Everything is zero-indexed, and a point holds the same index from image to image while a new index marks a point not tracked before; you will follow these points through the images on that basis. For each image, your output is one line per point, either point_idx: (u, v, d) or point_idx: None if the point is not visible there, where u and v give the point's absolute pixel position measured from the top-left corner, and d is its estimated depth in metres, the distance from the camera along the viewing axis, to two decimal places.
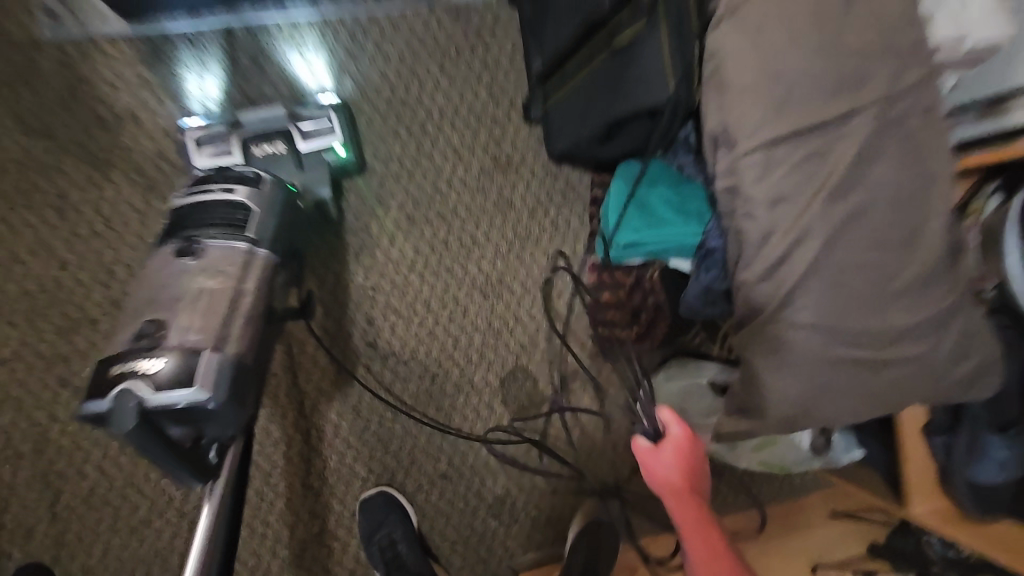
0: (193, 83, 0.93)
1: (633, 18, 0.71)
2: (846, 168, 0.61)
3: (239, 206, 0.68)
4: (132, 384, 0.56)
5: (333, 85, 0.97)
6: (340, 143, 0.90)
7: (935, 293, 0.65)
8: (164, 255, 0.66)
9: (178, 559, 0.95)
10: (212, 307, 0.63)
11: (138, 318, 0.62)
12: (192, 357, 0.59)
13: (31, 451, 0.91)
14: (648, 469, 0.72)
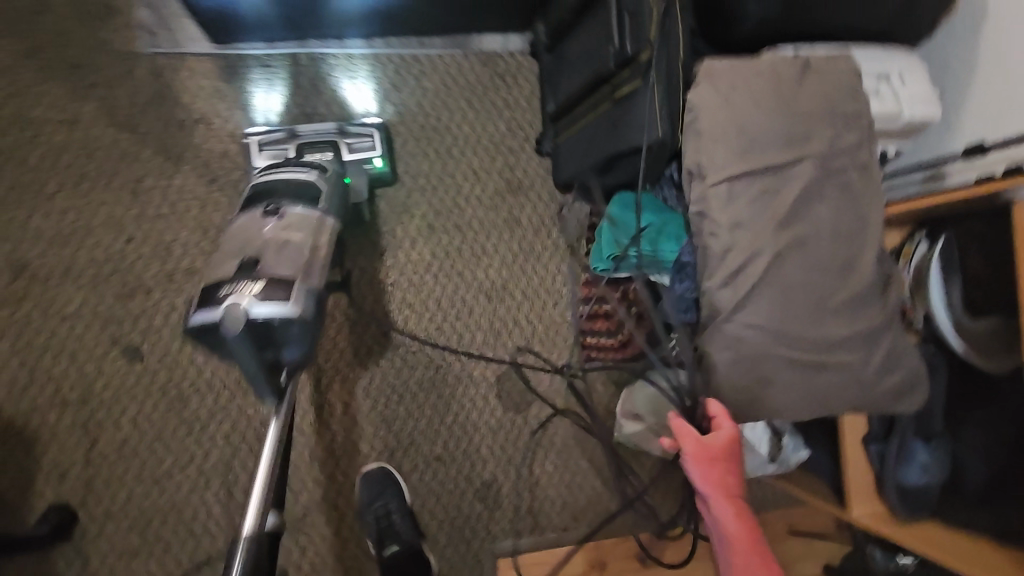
0: (260, 98, 1.10)
1: (632, 76, 0.86)
2: (791, 203, 0.76)
3: (312, 183, 0.84)
4: (237, 297, 0.67)
5: (377, 109, 1.14)
6: (378, 157, 1.07)
7: (864, 313, 0.78)
8: (250, 216, 0.78)
9: (191, 514, 1.02)
10: (297, 253, 0.73)
11: (231, 259, 0.73)
12: (283, 286, 0.70)
13: (75, 401, 1.01)
14: (700, 475, 0.71)
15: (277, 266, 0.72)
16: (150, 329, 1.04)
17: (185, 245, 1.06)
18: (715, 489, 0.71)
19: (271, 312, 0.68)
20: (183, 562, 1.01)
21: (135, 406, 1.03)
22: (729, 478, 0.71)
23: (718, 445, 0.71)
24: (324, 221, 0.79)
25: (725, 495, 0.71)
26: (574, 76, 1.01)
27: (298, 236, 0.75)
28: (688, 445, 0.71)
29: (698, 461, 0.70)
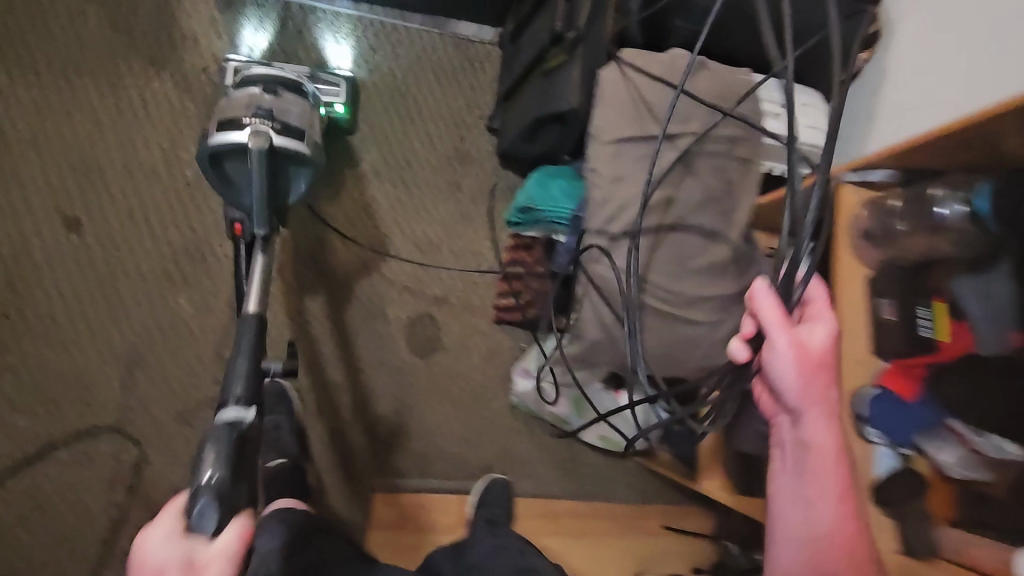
0: (247, 33, 1.22)
1: (560, 53, 1.01)
2: (667, 169, 0.89)
3: (295, 86, 1.03)
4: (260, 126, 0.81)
5: (351, 65, 1.27)
6: (340, 103, 1.19)
7: (722, 280, 0.91)
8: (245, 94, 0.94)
9: (90, 384, 1.07)
10: (299, 112, 0.91)
11: (236, 110, 0.86)
12: (293, 130, 0.86)
13: (8, 257, 1.08)
14: (807, 380, 0.61)
15: (288, 116, 0.88)
16: (97, 208, 1.12)
17: (148, 141, 1.15)
18: (813, 395, 0.63)
19: (287, 142, 0.84)
20: (69, 426, 1.06)
21: (63, 276, 1.09)
22: (828, 378, 0.63)
23: (818, 340, 0.61)
24: (310, 106, 0.95)
25: (821, 399, 0.63)
26: (525, 59, 1.13)
27: (301, 106, 0.93)
28: (792, 344, 0.58)
29: (799, 362, 0.60)
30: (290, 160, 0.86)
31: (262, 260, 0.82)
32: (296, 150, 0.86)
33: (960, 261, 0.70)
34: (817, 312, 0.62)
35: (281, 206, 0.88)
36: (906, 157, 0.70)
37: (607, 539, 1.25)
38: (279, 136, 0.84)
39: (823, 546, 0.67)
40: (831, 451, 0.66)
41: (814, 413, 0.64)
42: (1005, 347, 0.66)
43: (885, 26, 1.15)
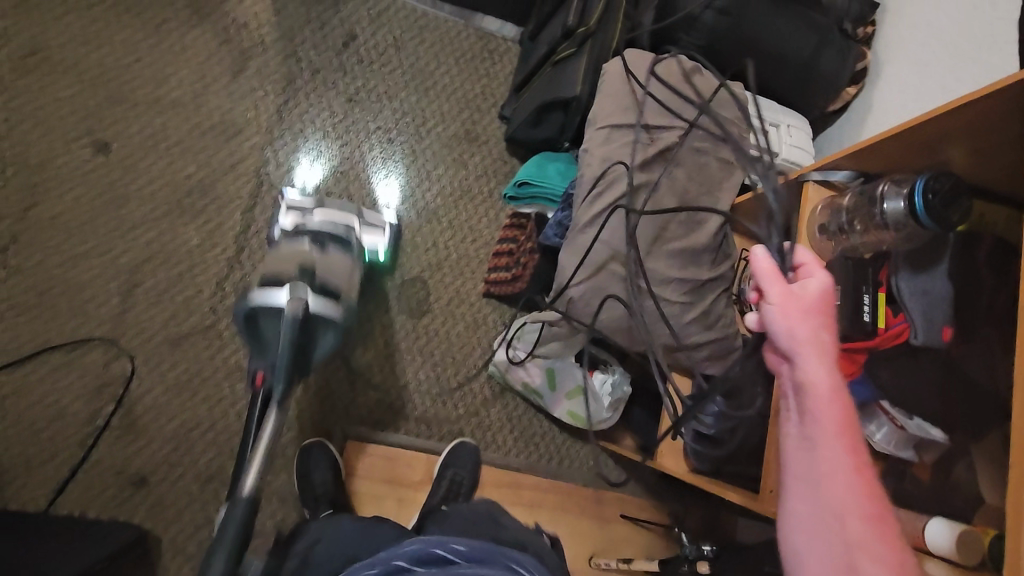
0: (301, 171, 1.25)
1: (570, 47, 1.12)
2: (655, 154, 0.96)
3: (344, 234, 1.02)
4: (297, 289, 0.78)
5: (397, 205, 1.31)
6: (381, 247, 1.23)
7: (693, 267, 0.98)
8: (297, 243, 0.92)
9: (89, 296, 1.11)
10: (338, 270, 0.88)
11: (287, 262, 0.85)
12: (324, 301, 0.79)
13: (32, 165, 1.12)
14: (800, 326, 0.66)
15: (329, 276, 0.84)
16: (123, 133, 1.17)
17: (181, 80, 1.22)
18: (805, 333, 0.65)
19: (323, 305, 0.78)
20: (64, 334, 1.08)
21: (81, 192, 1.13)
22: (828, 329, 0.67)
23: (809, 292, 0.67)
24: (354, 265, 0.92)
25: (819, 341, 0.66)
26: (539, 51, 1.23)
27: (343, 265, 0.90)
28: (779, 289, 0.66)
29: (787, 303, 0.66)
30: (322, 324, 0.79)
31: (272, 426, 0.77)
32: (329, 314, 0.79)
33: (902, 257, 0.78)
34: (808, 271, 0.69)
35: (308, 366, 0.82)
36: (863, 160, 0.79)
37: (552, 525, 1.26)
38: (319, 299, 0.79)
39: (828, 493, 0.63)
40: (833, 396, 0.65)
41: (809, 353, 0.65)
42: (935, 341, 0.74)
43: (872, 64, 1.28)
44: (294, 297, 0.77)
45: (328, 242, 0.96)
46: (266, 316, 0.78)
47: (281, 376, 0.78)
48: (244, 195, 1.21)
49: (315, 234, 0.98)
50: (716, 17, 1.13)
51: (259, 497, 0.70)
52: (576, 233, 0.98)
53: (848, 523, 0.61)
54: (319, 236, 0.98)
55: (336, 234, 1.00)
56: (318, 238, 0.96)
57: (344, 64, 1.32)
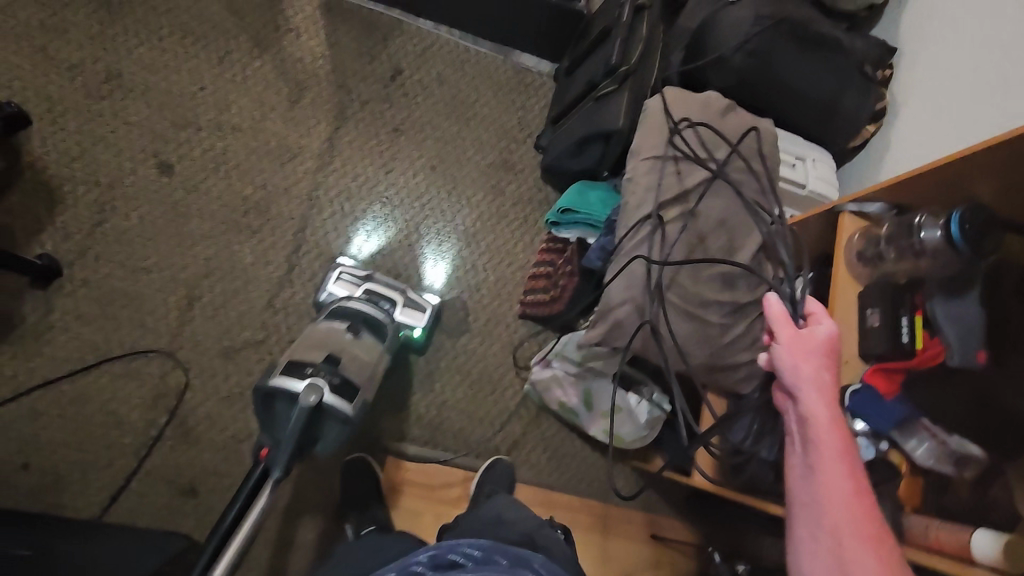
0: (359, 240, 1.30)
1: (612, 82, 1.19)
2: (695, 185, 1.03)
3: (376, 321, 1.06)
4: (319, 382, 0.81)
5: (441, 287, 1.34)
6: (418, 328, 1.21)
7: (734, 291, 1.02)
8: (333, 326, 0.99)
9: (151, 309, 1.17)
10: (366, 365, 0.93)
11: (317, 349, 0.90)
12: (338, 394, 0.83)
13: (103, 185, 1.20)
14: (800, 362, 0.73)
15: (352, 370, 0.89)
16: (186, 156, 1.25)
17: (240, 109, 1.29)
18: (807, 371, 0.73)
19: (338, 401, 0.82)
20: (127, 345, 1.15)
21: (146, 211, 1.21)
22: (829, 369, 0.73)
23: (814, 336, 0.75)
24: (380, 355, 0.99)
25: (820, 380, 0.72)
26: (577, 87, 1.30)
27: (368, 358, 0.95)
28: (785, 331, 0.75)
29: (791, 343, 0.74)
30: (332, 418, 0.82)
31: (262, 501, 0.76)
32: (342, 409, 0.82)
33: (935, 284, 0.83)
34: (818, 320, 0.77)
35: (310, 452, 0.83)
36: (898, 192, 0.86)
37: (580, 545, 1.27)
38: (335, 393, 0.83)
39: (823, 512, 0.67)
40: (832, 428, 0.70)
41: (810, 386, 0.72)
42: (971, 363, 0.77)
43: (890, 106, 1.35)
44: (312, 389, 0.80)
45: (363, 330, 1.01)
46: (283, 398, 0.82)
47: (281, 459, 0.77)
48: (296, 216, 1.27)
49: (353, 318, 1.03)
50: (745, 58, 1.20)
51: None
52: (625, 255, 1.02)
53: (840, 538, 0.65)
54: (355, 323, 1.01)
55: (371, 322, 1.05)
56: (355, 323, 1.02)
57: (391, 95, 1.39)
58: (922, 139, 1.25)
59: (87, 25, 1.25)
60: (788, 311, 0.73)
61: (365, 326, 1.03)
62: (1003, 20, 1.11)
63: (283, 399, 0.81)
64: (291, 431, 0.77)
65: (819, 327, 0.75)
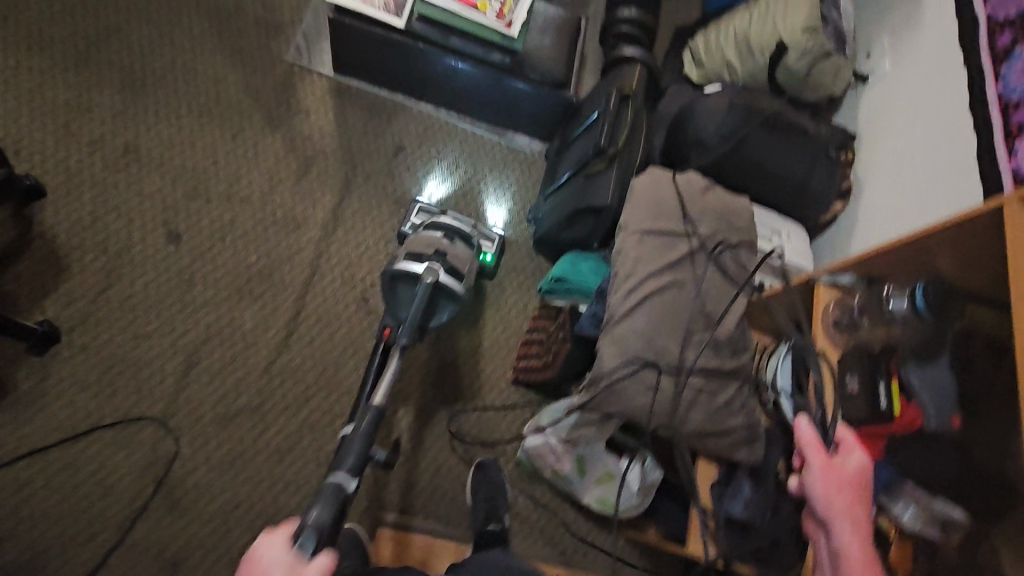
0: (431, 185, 1.50)
1: (599, 164, 1.29)
2: (679, 259, 1.10)
3: (464, 233, 1.24)
4: (434, 266, 1.07)
5: (503, 228, 1.52)
6: (491, 250, 1.36)
7: (717, 358, 1.08)
8: (433, 232, 1.19)
9: (148, 374, 1.18)
10: (465, 258, 1.15)
11: (425, 246, 1.13)
12: (449, 275, 1.10)
13: (111, 253, 1.23)
14: (831, 494, 0.79)
15: (457, 261, 1.13)
16: (194, 225, 1.30)
17: (250, 181, 1.37)
18: (839, 504, 0.78)
19: (450, 281, 1.08)
20: (122, 410, 1.15)
21: (151, 277, 1.24)
22: (859, 503, 0.79)
23: (845, 467, 0.80)
24: (473, 256, 1.18)
25: (850, 514, 0.78)
26: (567, 167, 1.40)
27: (466, 254, 1.16)
28: (817, 460, 0.80)
29: (824, 472, 0.80)
30: (447, 294, 1.09)
31: (397, 361, 1.03)
32: (454, 288, 1.09)
33: (908, 351, 0.89)
34: (848, 448, 0.82)
35: (426, 330, 1.11)
36: (866, 266, 0.92)
37: None
38: (446, 276, 1.09)
39: None
40: (864, 566, 0.75)
41: (842, 522, 0.77)
42: (948, 427, 0.82)
43: (855, 186, 1.47)
44: (429, 272, 1.06)
45: (456, 240, 1.19)
46: (405, 281, 1.08)
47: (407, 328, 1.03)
48: (298, 283, 1.32)
49: (449, 231, 1.21)
50: (722, 143, 1.33)
51: (382, 414, 0.94)
52: (617, 324, 1.06)
53: None
54: (449, 231, 1.21)
55: (461, 234, 1.23)
56: (449, 234, 1.20)
57: (394, 171, 1.48)
58: (887, 218, 1.35)
59: (110, 105, 1.34)
60: (820, 446, 0.79)
61: (457, 234, 1.22)
62: (949, 117, 1.25)
63: (405, 280, 1.07)
64: (416, 309, 1.05)
65: (851, 459, 0.81)
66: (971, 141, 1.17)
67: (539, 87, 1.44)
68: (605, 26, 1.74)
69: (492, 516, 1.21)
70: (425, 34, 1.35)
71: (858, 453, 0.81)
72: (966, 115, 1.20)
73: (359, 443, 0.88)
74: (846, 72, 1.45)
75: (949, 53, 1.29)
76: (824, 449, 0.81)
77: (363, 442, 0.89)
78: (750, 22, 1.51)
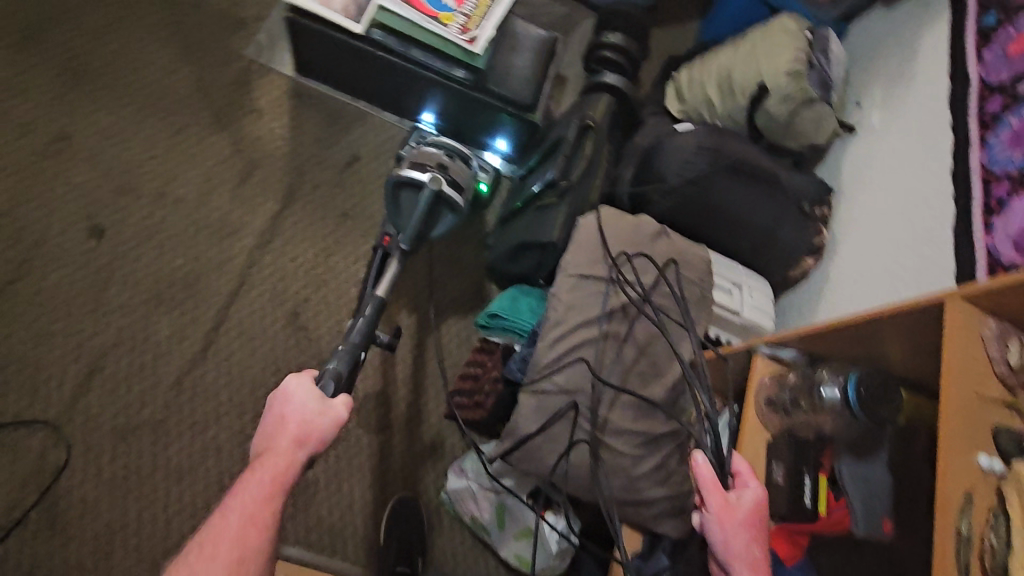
0: (428, 119, 1.48)
1: (552, 197, 1.22)
2: (617, 308, 1.02)
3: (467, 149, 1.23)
4: (438, 178, 1.08)
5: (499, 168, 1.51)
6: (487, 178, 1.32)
7: (648, 421, 0.99)
8: (436, 144, 1.20)
9: (46, 376, 1.11)
10: (465, 171, 1.16)
11: (430, 155, 1.14)
12: (451, 186, 1.10)
13: (27, 244, 1.18)
14: (728, 534, 0.75)
15: (459, 175, 1.14)
16: (122, 222, 1.24)
17: (189, 180, 1.30)
18: (737, 547, 0.74)
19: (451, 193, 1.09)
20: (13, 412, 1.08)
21: (66, 273, 1.18)
22: (757, 536, 0.76)
23: (742, 502, 0.76)
24: (473, 176, 1.18)
25: (749, 554, 0.75)
26: (525, 192, 1.31)
27: (468, 169, 1.17)
28: (716, 503, 0.75)
29: (722, 513, 0.75)
30: (447, 205, 1.10)
31: (396, 265, 1.05)
32: (454, 201, 1.10)
33: (843, 443, 0.80)
34: (744, 480, 0.78)
35: (427, 239, 1.11)
36: (809, 343, 0.83)
37: None
38: (448, 187, 1.10)
39: None
40: None
41: (741, 566, 0.74)
42: (876, 532, 0.74)
43: (829, 243, 1.39)
44: (431, 181, 1.07)
45: (457, 155, 1.18)
46: (408, 190, 1.09)
47: (410, 232, 1.06)
48: (224, 292, 1.25)
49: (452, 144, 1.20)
50: (686, 183, 1.25)
51: (386, 304, 0.99)
52: (541, 374, 0.98)
53: None
54: (453, 145, 1.20)
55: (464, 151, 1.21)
56: (452, 148, 1.19)
57: (346, 180, 1.41)
58: (859, 282, 1.27)
59: (50, 89, 1.28)
60: (718, 486, 0.74)
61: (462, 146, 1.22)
62: (929, 181, 1.18)
63: (406, 187, 1.10)
64: (417, 218, 1.06)
65: (745, 489, 0.77)
66: (948, 214, 1.12)
67: (505, 108, 1.36)
68: (588, 50, 1.66)
69: (404, 557, 1.15)
70: (381, 40, 1.28)
71: (753, 485, 0.78)
72: (948, 181, 1.14)
73: (365, 324, 0.94)
74: (829, 124, 1.38)
75: (936, 115, 1.22)
76: (721, 489, 0.76)
77: (366, 327, 0.94)
78: (735, 60, 1.43)
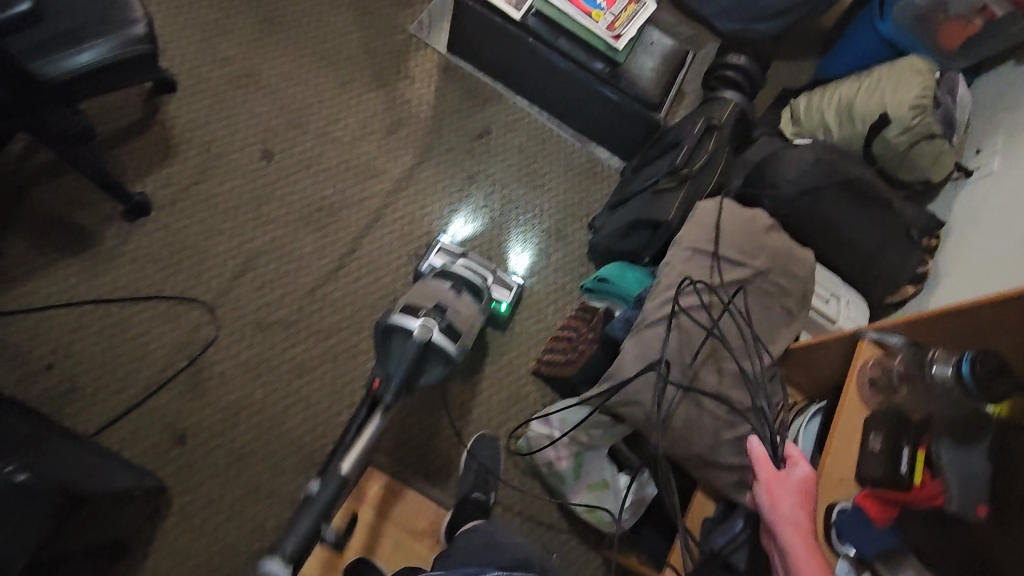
0: (458, 224, 1.47)
1: (671, 182, 1.32)
2: (726, 284, 1.10)
3: (474, 287, 1.19)
4: (429, 325, 0.98)
5: (524, 276, 1.47)
6: (505, 301, 1.37)
7: (740, 391, 1.06)
8: (439, 286, 1.14)
9: (209, 264, 1.29)
10: (461, 316, 1.09)
11: (427, 301, 1.08)
12: (445, 334, 1.02)
13: (211, 154, 1.37)
14: (775, 495, 0.81)
15: (456, 319, 1.08)
16: (287, 150, 1.42)
17: (346, 126, 1.48)
18: (784, 508, 0.80)
19: (444, 341, 1.01)
20: (179, 288, 1.26)
21: (238, 183, 1.36)
22: (806, 509, 0.80)
23: (791, 475, 0.83)
24: (478, 316, 1.13)
25: (797, 517, 0.79)
26: (640, 182, 1.41)
27: (468, 313, 1.11)
28: (764, 470, 0.84)
29: (769, 481, 0.83)
30: (439, 353, 1.00)
31: (375, 424, 0.89)
32: (447, 348, 1.01)
33: (944, 427, 0.85)
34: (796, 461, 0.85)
35: (411, 388, 0.99)
36: (918, 330, 0.89)
37: None
38: (441, 335, 1.01)
39: None
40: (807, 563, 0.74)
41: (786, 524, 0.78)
42: (969, 514, 0.77)
43: (934, 272, 1.40)
44: (424, 326, 0.98)
45: (464, 292, 1.16)
46: (399, 336, 0.99)
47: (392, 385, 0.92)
48: (360, 224, 1.40)
49: (457, 283, 1.17)
50: (797, 193, 1.32)
51: (347, 485, 0.80)
52: (647, 327, 1.07)
53: None
54: (457, 285, 1.16)
55: (472, 287, 1.19)
56: (458, 286, 1.17)
57: (474, 149, 1.55)
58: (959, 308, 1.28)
59: (248, 33, 1.50)
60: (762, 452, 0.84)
61: (465, 287, 1.17)
62: None
63: (399, 328, 1.00)
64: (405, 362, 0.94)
65: (794, 466, 0.84)
66: None
67: (632, 106, 1.48)
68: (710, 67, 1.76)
69: (479, 486, 1.24)
70: (534, 26, 1.43)
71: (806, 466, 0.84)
72: None
73: (312, 520, 0.74)
74: (947, 160, 1.41)
75: None
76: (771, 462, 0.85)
77: (314, 520, 0.74)
78: (857, 91, 1.49)
